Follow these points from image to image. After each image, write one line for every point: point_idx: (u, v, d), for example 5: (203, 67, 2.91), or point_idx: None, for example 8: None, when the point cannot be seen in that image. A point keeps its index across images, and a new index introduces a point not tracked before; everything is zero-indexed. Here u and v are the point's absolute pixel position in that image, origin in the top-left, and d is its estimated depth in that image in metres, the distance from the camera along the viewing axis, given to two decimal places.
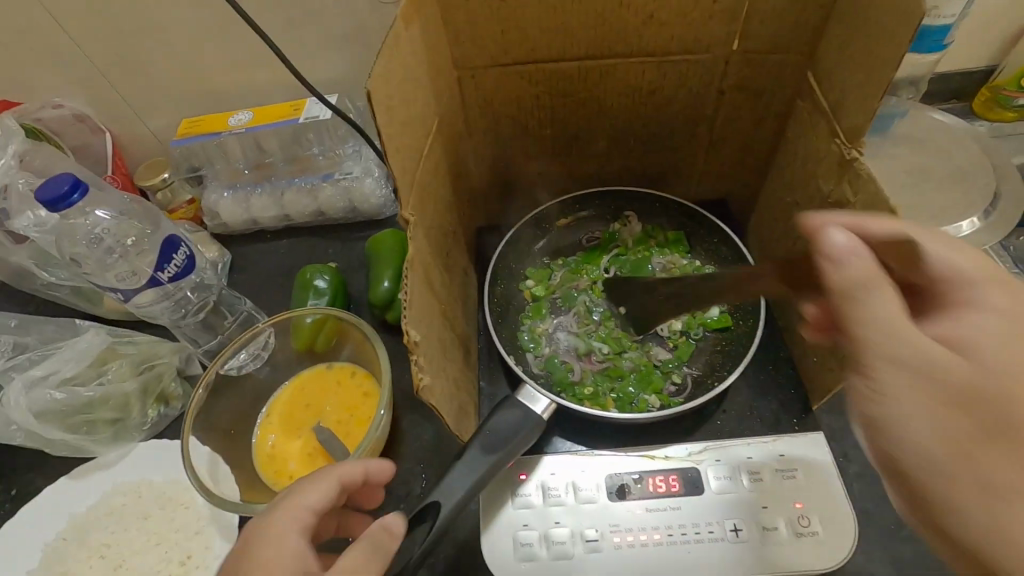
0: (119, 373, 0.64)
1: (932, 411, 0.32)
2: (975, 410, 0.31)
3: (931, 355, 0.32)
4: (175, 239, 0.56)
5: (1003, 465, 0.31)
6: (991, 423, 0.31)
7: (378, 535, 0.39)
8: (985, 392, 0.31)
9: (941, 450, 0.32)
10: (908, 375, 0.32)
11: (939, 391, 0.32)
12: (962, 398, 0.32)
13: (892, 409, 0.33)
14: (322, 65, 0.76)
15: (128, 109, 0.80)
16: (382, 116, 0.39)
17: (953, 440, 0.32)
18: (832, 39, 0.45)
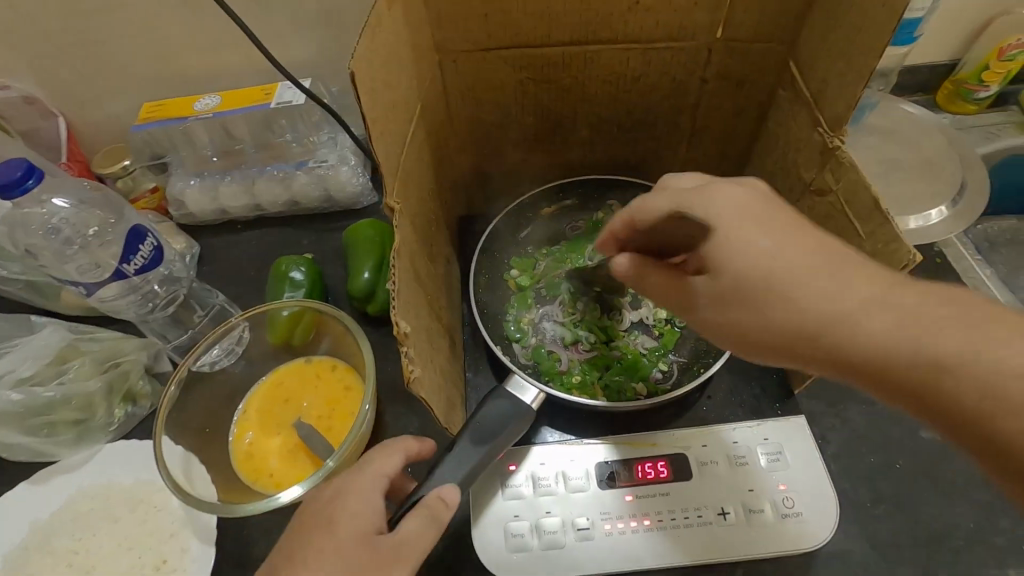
0: (81, 371, 0.61)
1: (725, 314, 0.36)
2: (742, 297, 0.35)
3: (699, 288, 0.37)
4: (141, 229, 0.53)
5: (804, 315, 0.32)
6: (768, 294, 0.33)
7: (434, 506, 0.41)
8: (741, 274, 0.34)
9: (765, 336, 0.34)
10: (703, 304, 0.37)
11: (716, 298, 0.36)
12: (732, 293, 0.35)
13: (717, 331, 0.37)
14: (294, 48, 0.73)
15: (82, 91, 0.75)
16: (367, 100, 0.37)
17: (759, 330, 0.34)
18: (814, 29, 0.46)
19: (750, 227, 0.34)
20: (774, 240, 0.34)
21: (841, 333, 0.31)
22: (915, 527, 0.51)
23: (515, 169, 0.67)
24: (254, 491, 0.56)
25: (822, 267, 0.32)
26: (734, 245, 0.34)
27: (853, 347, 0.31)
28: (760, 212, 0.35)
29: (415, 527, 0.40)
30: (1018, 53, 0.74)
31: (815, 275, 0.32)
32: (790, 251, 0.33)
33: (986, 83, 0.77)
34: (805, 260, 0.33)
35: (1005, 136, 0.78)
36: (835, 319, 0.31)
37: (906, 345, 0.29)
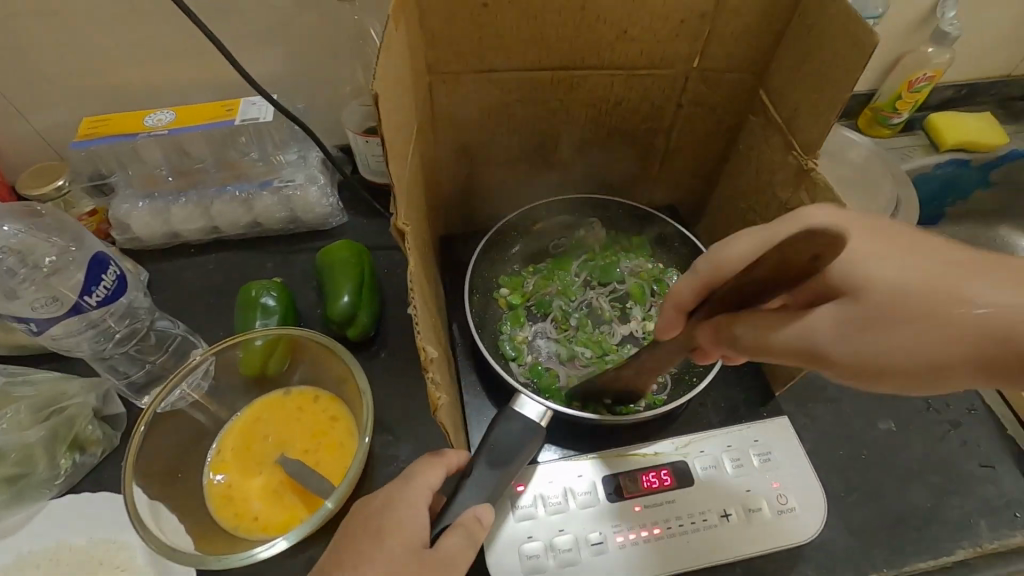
0: (14, 421, 0.53)
1: (886, 345, 0.32)
2: (917, 317, 0.31)
3: (840, 317, 0.33)
4: (103, 257, 0.48)
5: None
6: (960, 313, 0.31)
7: (471, 525, 0.41)
8: (900, 295, 0.32)
9: (966, 360, 0.31)
10: (838, 336, 0.33)
11: (868, 325, 0.32)
12: (906, 315, 0.32)
13: (873, 370, 0.32)
14: (253, 62, 0.69)
15: (2, 104, 0.67)
16: (383, 123, 0.37)
17: (956, 353, 0.31)
18: (784, 62, 0.51)
19: (896, 254, 0.33)
20: (897, 262, 0.33)
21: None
22: (884, 511, 0.56)
23: (497, 189, 0.67)
24: (237, 539, 0.52)
25: (1009, 273, 0.31)
26: (888, 270, 0.33)
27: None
28: (872, 234, 0.34)
29: (454, 543, 0.40)
30: (924, 84, 0.84)
31: (996, 281, 0.31)
32: (951, 264, 0.33)
33: (898, 110, 0.88)
34: (981, 270, 0.32)
35: (916, 157, 0.89)
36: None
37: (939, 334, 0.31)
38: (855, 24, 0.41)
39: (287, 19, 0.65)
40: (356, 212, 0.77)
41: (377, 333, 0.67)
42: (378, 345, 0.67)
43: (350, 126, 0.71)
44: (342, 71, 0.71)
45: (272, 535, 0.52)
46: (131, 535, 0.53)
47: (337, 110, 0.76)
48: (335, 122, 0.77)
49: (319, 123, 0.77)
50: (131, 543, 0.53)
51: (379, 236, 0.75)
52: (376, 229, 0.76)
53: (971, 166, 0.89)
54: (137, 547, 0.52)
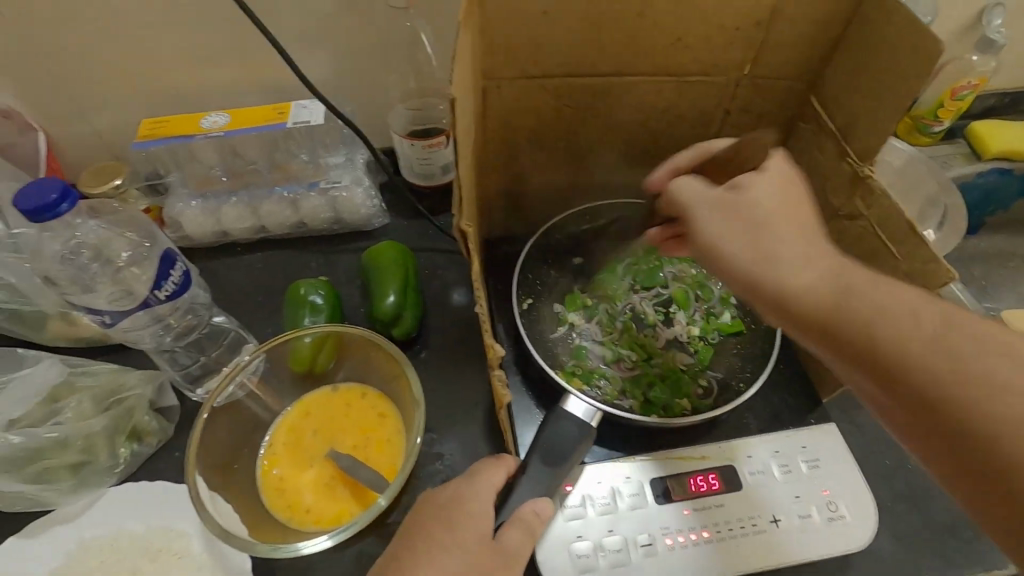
0: (78, 412, 0.55)
1: (721, 227, 0.44)
2: (749, 219, 0.43)
3: (716, 201, 0.45)
4: (172, 253, 0.50)
5: (784, 258, 0.41)
6: (765, 233, 0.42)
7: (529, 519, 0.42)
8: (756, 204, 0.43)
9: (748, 263, 0.42)
10: (707, 206, 0.45)
11: (726, 210, 0.44)
12: (750, 217, 0.43)
13: (703, 241, 0.44)
14: (305, 67, 0.70)
15: (68, 106, 0.70)
16: (455, 127, 0.38)
17: (746, 254, 0.42)
18: (839, 70, 0.51)
19: (785, 189, 0.44)
20: (777, 191, 0.44)
21: (806, 286, 0.40)
22: (933, 522, 0.56)
23: (541, 193, 0.68)
24: (291, 530, 0.53)
25: (805, 233, 0.42)
26: (770, 189, 0.44)
27: (819, 307, 0.39)
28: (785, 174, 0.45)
29: (514, 536, 0.41)
30: (968, 93, 0.83)
31: (792, 233, 0.42)
32: (793, 216, 0.43)
33: (940, 119, 0.86)
34: (798, 228, 0.43)
35: (957, 165, 0.88)
36: (815, 279, 0.40)
37: (762, 257, 0.42)
38: (918, 33, 0.42)
39: (342, 26, 0.67)
40: (398, 214, 0.79)
41: (420, 333, 0.69)
42: (421, 345, 0.68)
43: (396, 130, 0.73)
44: (389, 76, 0.73)
45: (324, 527, 0.53)
46: (187, 523, 0.55)
47: (382, 115, 0.77)
48: (379, 126, 0.79)
49: (364, 127, 0.79)
50: (187, 531, 0.54)
51: (421, 238, 0.77)
52: (418, 231, 0.77)
53: (1013, 175, 0.87)
54: (193, 535, 0.54)
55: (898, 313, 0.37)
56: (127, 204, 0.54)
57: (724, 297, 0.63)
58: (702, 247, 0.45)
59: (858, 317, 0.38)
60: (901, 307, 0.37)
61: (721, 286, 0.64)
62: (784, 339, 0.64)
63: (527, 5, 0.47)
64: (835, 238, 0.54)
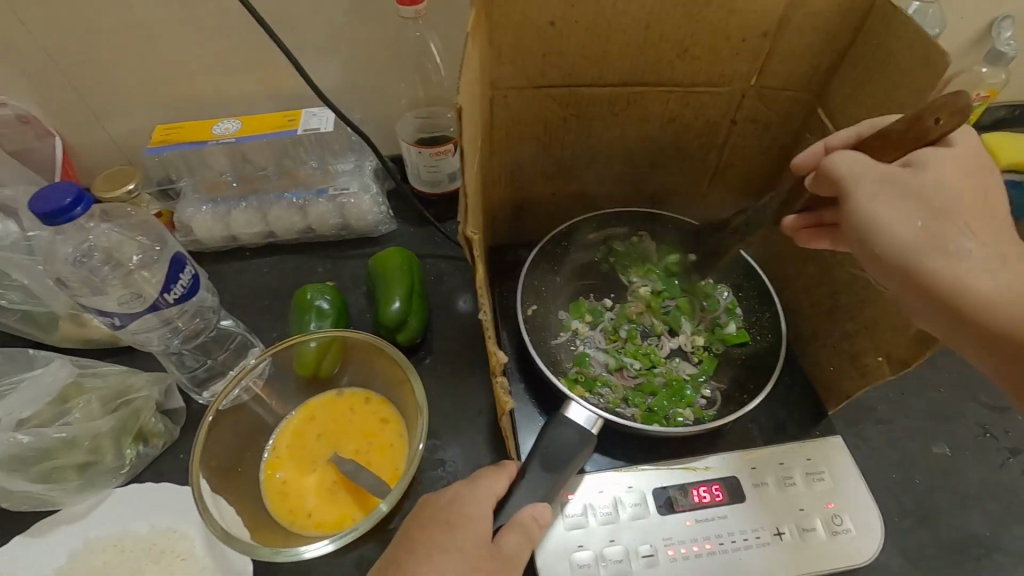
0: (86, 413, 0.56)
1: (893, 211, 0.41)
2: (927, 206, 0.40)
3: (885, 184, 0.41)
4: (181, 257, 0.51)
5: (967, 255, 0.39)
6: (947, 224, 0.39)
7: (527, 525, 0.42)
8: (943, 189, 0.39)
9: (924, 255, 0.39)
10: (879, 191, 0.41)
11: (899, 195, 0.40)
12: (931, 202, 0.39)
13: (872, 226, 0.41)
14: (316, 76, 0.72)
15: (85, 112, 0.71)
16: (461, 135, 0.38)
17: (923, 244, 0.40)
18: (845, 81, 0.51)
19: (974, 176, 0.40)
20: (965, 179, 0.40)
21: (994, 288, 0.38)
22: (941, 537, 0.55)
23: (547, 201, 0.68)
24: (293, 534, 0.53)
25: (990, 229, 0.40)
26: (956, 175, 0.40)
27: (1007, 312, 0.37)
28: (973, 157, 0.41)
29: (513, 541, 0.41)
30: (978, 104, 0.80)
31: (981, 228, 0.39)
32: (979, 207, 0.40)
33: None
34: (986, 223, 0.40)
35: None
36: (1007, 282, 0.38)
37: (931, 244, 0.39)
38: (923, 45, 0.42)
39: (354, 36, 0.68)
40: (405, 220, 0.80)
41: (424, 339, 0.69)
42: (425, 351, 0.68)
43: (404, 138, 0.74)
44: (399, 84, 0.74)
45: (325, 531, 0.53)
46: (190, 525, 0.55)
47: (391, 123, 0.78)
48: (388, 134, 0.80)
49: (373, 134, 0.80)
50: (190, 533, 0.54)
51: (427, 245, 0.77)
52: (423, 238, 0.78)
53: None
54: (195, 537, 0.54)
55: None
56: (140, 209, 0.56)
57: (729, 308, 0.63)
58: (859, 225, 0.42)
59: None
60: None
61: (726, 296, 0.64)
62: (790, 350, 0.63)
63: (535, 15, 0.48)
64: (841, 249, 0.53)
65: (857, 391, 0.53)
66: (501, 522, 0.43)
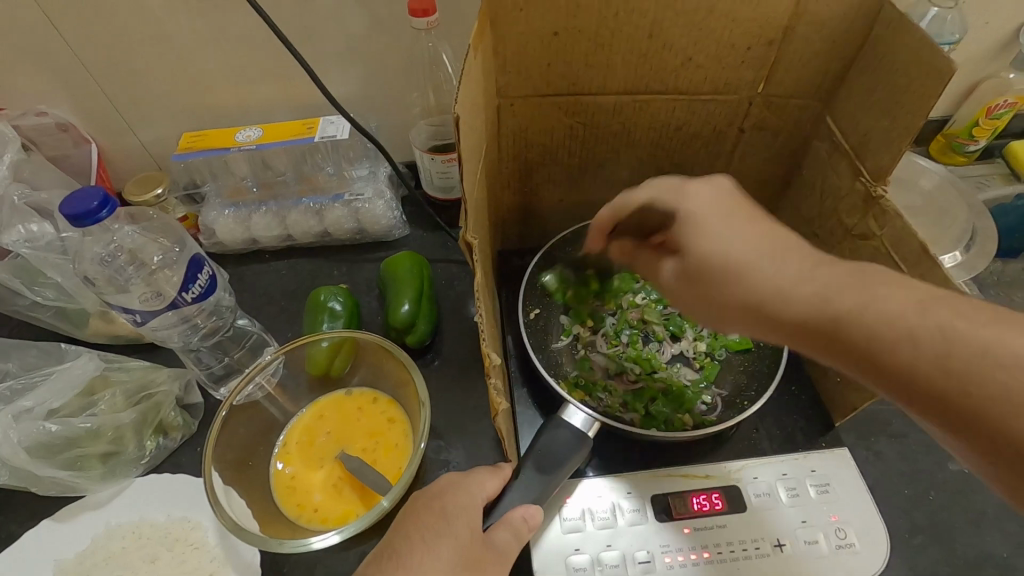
0: (111, 404, 0.59)
1: (691, 300, 0.46)
2: (705, 282, 0.44)
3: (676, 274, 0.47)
4: (199, 258, 0.54)
5: (762, 295, 0.40)
6: (733, 278, 0.42)
7: (519, 527, 0.43)
8: (708, 260, 0.43)
9: (733, 309, 0.42)
10: (674, 283, 0.47)
11: (687, 280, 0.46)
12: (708, 275, 0.43)
13: (691, 307, 0.46)
14: (332, 85, 0.74)
15: (118, 120, 0.75)
16: (460, 141, 0.39)
17: (727, 306, 0.43)
18: (852, 89, 0.51)
19: (738, 223, 0.44)
20: (744, 235, 0.43)
21: (801, 308, 0.38)
22: (952, 556, 0.53)
23: (555, 208, 0.69)
24: (300, 528, 0.55)
25: (767, 262, 0.41)
26: (719, 231, 0.44)
27: (815, 327, 0.37)
28: (720, 206, 0.45)
29: (504, 537, 0.42)
30: (1004, 111, 0.80)
31: (769, 262, 0.41)
32: (746, 240, 0.43)
33: (976, 138, 0.83)
34: (767, 257, 0.41)
35: (995, 186, 0.85)
36: (795, 309, 0.38)
37: (742, 305, 0.41)
38: (929, 52, 0.42)
39: (369, 46, 0.70)
40: (418, 225, 0.81)
41: (433, 342, 0.70)
42: (434, 354, 0.69)
43: (417, 145, 0.75)
44: (412, 93, 0.76)
45: (330, 526, 0.55)
46: (204, 515, 0.57)
47: (406, 130, 0.80)
48: (402, 141, 0.82)
49: (389, 141, 0.82)
50: (203, 523, 0.57)
51: (439, 249, 0.79)
52: (434, 242, 0.80)
53: None
54: (208, 528, 0.56)
55: (886, 314, 0.34)
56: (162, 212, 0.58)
57: None
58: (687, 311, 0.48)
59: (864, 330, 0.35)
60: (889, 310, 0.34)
61: None
62: (799, 359, 0.62)
63: (539, 25, 0.49)
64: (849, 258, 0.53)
65: (864, 403, 0.52)
66: (493, 519, 0.44)
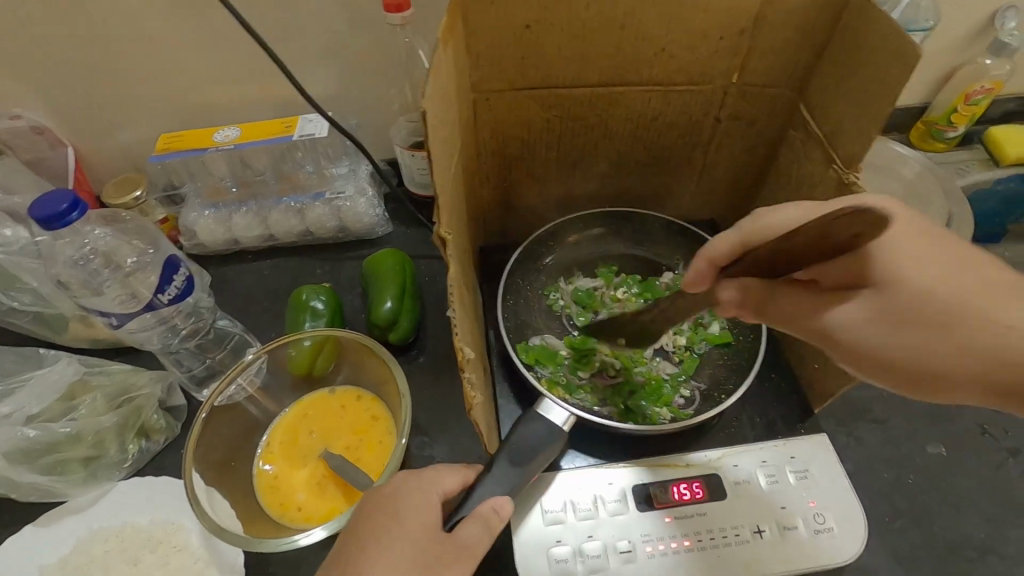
0: (92, 408, 0.58)
1: (878, 342, 0.41)
2: (932, 322, 0.40)
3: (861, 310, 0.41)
4: (175, 260, 0.53)
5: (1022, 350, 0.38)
6: (987, 329, 0.39)
7: (490, 518, 0.43)
8: (930, 301, 0.40)
9: (932, 358, 0.40)
10: (857, 324, 0.42)
11: (884, 320, 0.41)
12: (926, 321, 0.40)
13: (856, 352, 0.42)
14: (310, 83, 0.74)
15: (94, 122, 0.75)
16: (429, 137, 0.39)
17: (914, 353, 0.40)
18: (825, 75, 0.51)
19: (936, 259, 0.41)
20: (962, 268, 0.41)
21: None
22: (932, 538, 0.52)
23: (536, 201, 0.69)
24: (283, 527, 0.55)
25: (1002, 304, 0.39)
26: (915, 270, 0.41)
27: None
28: (926, 239, 0.42)
29: (471, 530, 0.42)
30: (981, 97, 0.80)
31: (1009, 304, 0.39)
32: (971, 284, 0.40)
33: (954, 124, 0.83)
34: (1007, 294, 0.40)
35: (974, 171, 0.85)
36: (980, 352, 0.39)
37: (933, 345, 0.40)
38: (896, 38, 0.42)
39: (346, 43, 0.70)
40: (401, 222, 0.81)
41: (416, 338, 0.70)
42: (417, 350, 0.69)
43: (397, 142, 0.75)
44: (391, 90, 0.76)
45: (314, 524, 0.55)
46: (187, 517, 0.57)
47: (386, 127, 0.80)
48: (383, 138, 0.81)
49: (370, 138, 0.81)
50: (187, 525, 0.57)
51: (422, 246, 0.79)
52: (417, 239, 0.79)
53: None
54: (192, 529, 0.56)
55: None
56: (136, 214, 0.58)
57: None
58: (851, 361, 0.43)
59: None
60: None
61: None
62: (779, 347, 0.63)
63: (510, 18, 0.49)
64: None
65: (839, 389, 0.53)
66: (460, 519, 0.43)
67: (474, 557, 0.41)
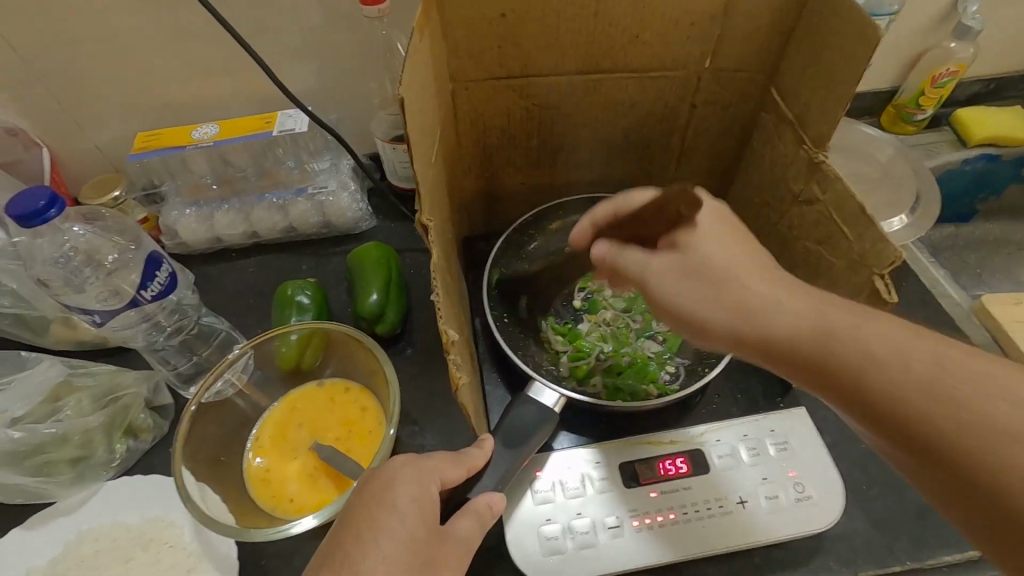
0: (77, 409, 0.58)
1: (683, 289, 0.45)
2: (707, 280, 0.44)
3: (670, 266, 0.46)
4: (158, 256, 0.53)
5: (750, 305, 0.42)
6: (746, 290, 0.43)
7: (482, 512, 0.43)
8: (711, 264, 0.44)
9: (703, 310, 0.44)
10: (660, 276, 0.47)
11: (682, 274, 0.45)
12: (705, 277, 0.44)
13: (668, 303, 0.46)
14: (288, 79, 0.74)
15: (70, 123, 0.74)
16: (408, 125, 0.40)
17: (686, 300, 0.45)
18: (793, 59, 0.52)
19: (733, 236, 0.46)
20: (736, 246, 0.45)
21: (794, 326, 0.40)
22: (907, 504, 0.54)
23: (518, 190, 0.70)
24: (275, 518, 0.55)
25: (779, 283, 0.43)
26: (719, 241, 0.45)
27: (797, 344, 0.40)
28: (721, 222, 0.47)
29: (465, 525, 0.42)
30: (948, 79, 0.83)
31: (756, 280, 0.43)
32: (749, 263, 0.44)
33: (922, 107, 0.86)
34: (764, 277, 0.43)
35: (943, 152, 0.87)
36: (785, 330, 0.40)
37: (739, 314, 0.42)
38: (861, 23, 0.43)
39: (323, 38, 0.70)
40: (385, 216, 0.81)
41: (404, 330, 0.71)
42: (405, 342, 0.70)
43: (378, 135, 0.75)
44: (369, 84, 0.76)
45: (306, 515, 0.55)
46: (177, 513, 0.57)
47: (366, 122, 0.80)
48: (363, 133, 0.81)
49: (350, 133, 0.81)
50: (179, 521, 0.57)
51: (407, 239, 0.79)
52: (402, 232, 0.80)
53: (1000, 161, 0.85)
54: (184, 525, 0.56)
55: (866, 343, 0.38)
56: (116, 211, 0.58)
57: None
58: (686, 321, 0.45)
59: (861, 359, 0.37)
60: (876, 347, 0.37)
61: None
62: None
63: (484, 9, 0.49)
64: (797, 224, 0.55)
65: None
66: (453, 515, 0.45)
67: (468, 553, 0.42)
